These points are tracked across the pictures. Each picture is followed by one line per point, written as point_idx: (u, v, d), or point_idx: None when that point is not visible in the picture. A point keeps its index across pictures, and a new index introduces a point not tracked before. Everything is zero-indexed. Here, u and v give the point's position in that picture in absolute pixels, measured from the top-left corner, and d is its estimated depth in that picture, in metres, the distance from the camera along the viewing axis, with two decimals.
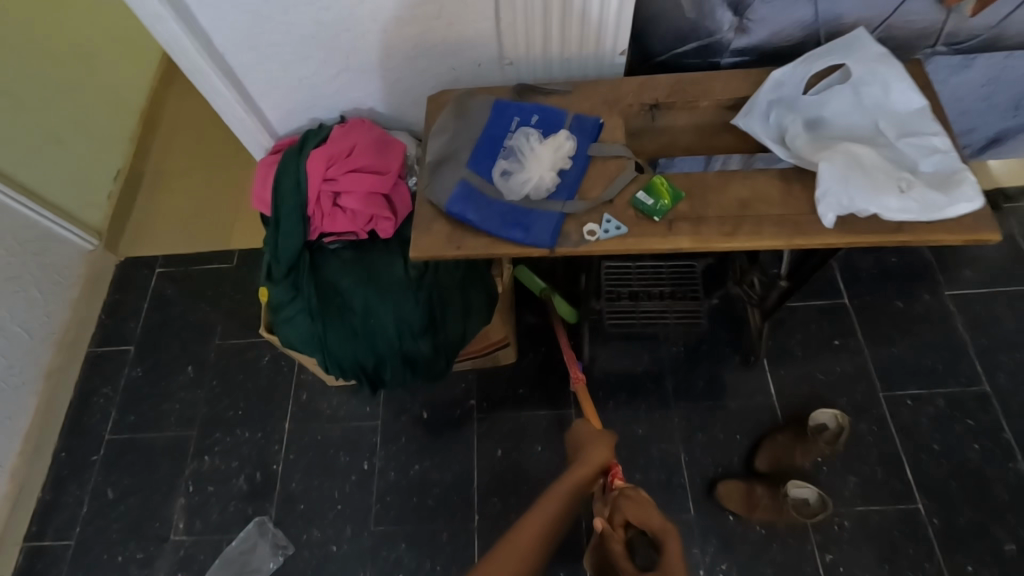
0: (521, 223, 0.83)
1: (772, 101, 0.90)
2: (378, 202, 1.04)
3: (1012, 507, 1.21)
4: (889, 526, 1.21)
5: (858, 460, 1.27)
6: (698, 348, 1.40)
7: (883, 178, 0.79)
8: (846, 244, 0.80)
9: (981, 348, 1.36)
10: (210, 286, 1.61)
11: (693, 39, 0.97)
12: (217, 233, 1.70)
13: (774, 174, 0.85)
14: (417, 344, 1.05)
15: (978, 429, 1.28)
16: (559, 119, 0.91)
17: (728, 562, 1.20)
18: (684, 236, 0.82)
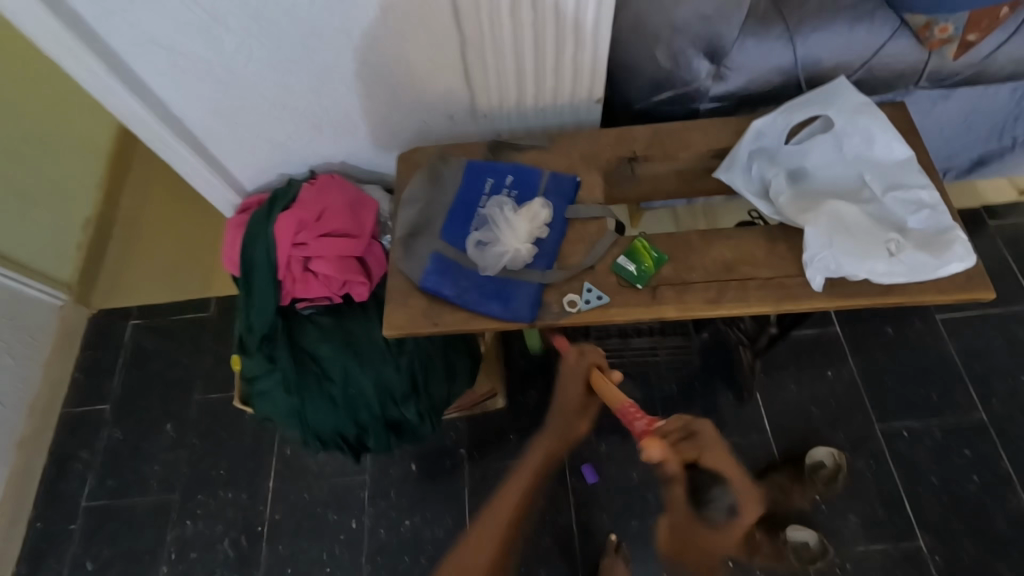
0: (499, 296, 0.80)
1: (753, 152, 0.87)
2: (351, 265, 1.00)
3: (1013, 541, 1.18)
4: (890, 564, 1.18)
5: (856, 496, 1.24)
6: (692, 385, 1.36)
7: (872, 239, 0.75)
8: (835, 307, 0.77)
9: (974, 374, 1.32)
10: (184, 338, 1.55)
11: (669, 88, 0.94)
12: (194, 278, 1.63)
13: (759, 232, 0.82)
14: (400, 410, 1.01)
15: (972, 459, 1.26)
16: (533, 179, 0.87)
17: None
18: (669, 305, 0.79)
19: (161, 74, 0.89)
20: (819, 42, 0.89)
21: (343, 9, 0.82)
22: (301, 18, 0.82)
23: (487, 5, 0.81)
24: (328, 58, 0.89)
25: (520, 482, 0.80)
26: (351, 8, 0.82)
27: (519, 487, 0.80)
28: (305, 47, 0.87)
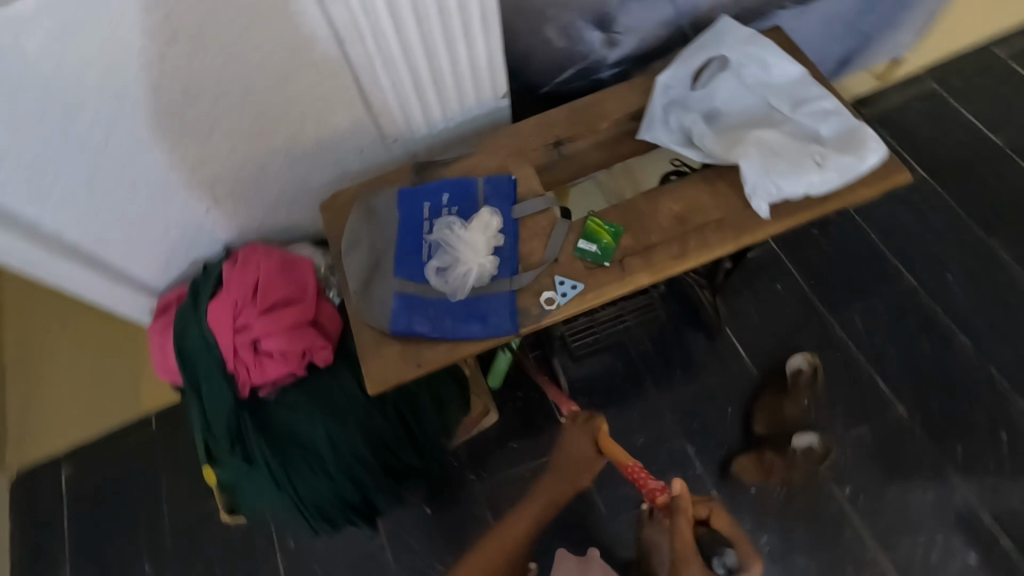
0: (476, 317, 0.77)
1: (666, 104, 0.89)
2: (305, 332, 0.92)
3: (970, 381, 1.32)
4: (882, 437, 1.29)
5: (836, 388, 1.34)
6: (666, 338, 1.40)
7: (799, 156, 0.80)
8: (786, 226, 0.81)
9: (895, 248, 1.46)
10: (121, 468, 1.32)
11: (571, 66, 0.95)
12: (117, 395, 1.37)
13: (698, 179, 0.84)
14: (402, 458, 0.97)
15: (917, 322, 1.39)
16: (470, 190, 0.85)
17: (764, 529, 1.24)
18: (641, 273, 0.79)
19: (28, 197, 0.76)
20: None
21: (220, 69, 0.75)
22: (175, 89, 0.75)
23: (372, 30, 0.77)
24: (217, 120, 0.81)
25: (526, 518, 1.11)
26: (228, 66, 0.75)
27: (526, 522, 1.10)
28: (186, 118, 0.79)
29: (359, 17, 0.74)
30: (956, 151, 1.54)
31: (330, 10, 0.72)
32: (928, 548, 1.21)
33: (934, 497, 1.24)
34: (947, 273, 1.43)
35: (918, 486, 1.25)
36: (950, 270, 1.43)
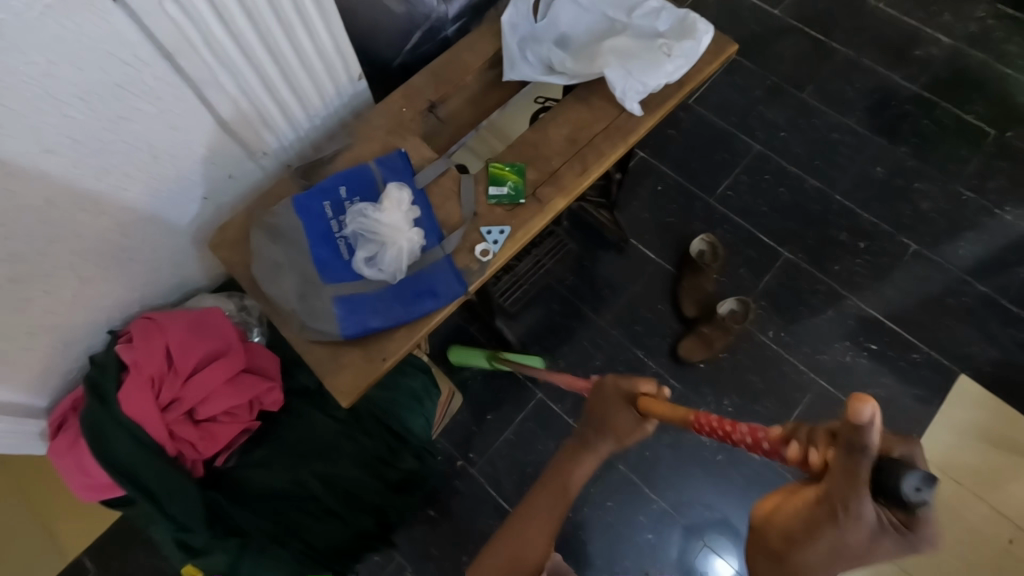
0: (423, 292, 0.76)
1: (520, 42, 0.92)
2: (245, 382, 0.84)
3: (826, 211, 1.57)
4: (782, 280, 1.49)
5: (734, 255, 1.52)
6: (584, 266, 1.49)
7: (650, 52, 0.88)
8: (659, 117, 0.89)
9: (736, 124, 1.67)
10: None
11: (416, 29, 0.92)
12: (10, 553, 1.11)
13: (573, 101, 0.89)
14: (399, 467, 0.93)
15: (773, 178, 1.61)
16: (366, 175, 0.82)
17: (723, 392, 1.39)
18: (556, 198, 0.83)
19: None
20: None
21: (34, 119, 0.63)
22: None
23: (203, 37, 0.70)
24: (51, 188, 0.70)
25: (543, 520, 0.79)
26: (42, 112, 0.64)
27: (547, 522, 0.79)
28: (13, 189, 0.67)
29: (184, 23, 0.67)
30: (753, 31, 1.78)
31: (148, 22, 0.64)
32: (844, 354, 1.42)
33: (833, 312, 1.46)
34: (780, 131, 1.66)
35: (819, 308, 1.46)
36: (782, 128, 1.66)
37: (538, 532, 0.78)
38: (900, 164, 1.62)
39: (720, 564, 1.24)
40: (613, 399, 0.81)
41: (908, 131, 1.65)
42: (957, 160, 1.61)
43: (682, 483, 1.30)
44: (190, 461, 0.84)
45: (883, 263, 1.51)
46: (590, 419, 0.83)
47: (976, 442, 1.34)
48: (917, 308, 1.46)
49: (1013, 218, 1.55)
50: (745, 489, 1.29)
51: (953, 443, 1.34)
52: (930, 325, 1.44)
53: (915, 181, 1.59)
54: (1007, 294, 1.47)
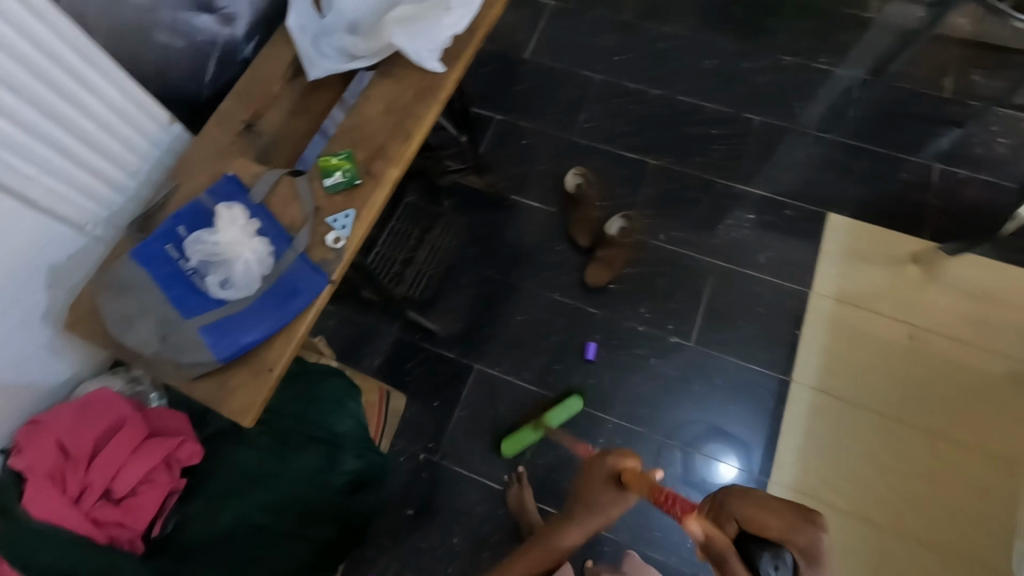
0: (289, 294, 0.77)
1: (313, 41, 0.95)
2: (156, 444, 0.84)
3: (676, 112, 1.68)
4: (657, 185, 1.59)
5: (609, 178, 1.61)
6: (478, 236, 1.55)
7: (430, 9, 0.91)
8: (463, 68, 0.94)
9: (573, 62, 1.76)
10: None
11: (208, 58, 0.94)
12: None
13: (380, 77, 0.93)
14: (341, 472, 0.94)
15: (621, 100, 1.71)
16: (200, 209, 0.82)
17: (639, 302, 1.47)
18: (389, 170, 0.86)
19: None
20: None
21: None
22: None
23: None
24: None
25: (570, 539, 0.99)
26: None
27: (573, 542, 0.99)
28: None
29: None
30: None
31: None
32: (730, 230, 1.53)
33: (712, 198, 1.57)
34: (614, 55, 1.76)
35: (697, 199, 1.57)
36: (615, 53, 1.76)
37: (548, 550, 1.00)
38: (724, 51, 1.75)
39: (724, 468, 1.32)
40: (600, 478, 0.99)
41: (723, 20, 1.79)
42: (771, 33, 1.76)
43: (627, 394, 1.39)
44: (126, 541, 0.82)
45: (738, 141, 1.63)
46: (584, 492, 1.00)
47: (862, 264, 1.48)
48: (776, 169, 1.59)
49: (829, 67, 1.71)
50: (689, 372, 1.40)
51: (844, 272, 1.47)
52: (791, 181, 1.58)
53: (742, 61, 1.73)
54: (845, 133, 1.63)
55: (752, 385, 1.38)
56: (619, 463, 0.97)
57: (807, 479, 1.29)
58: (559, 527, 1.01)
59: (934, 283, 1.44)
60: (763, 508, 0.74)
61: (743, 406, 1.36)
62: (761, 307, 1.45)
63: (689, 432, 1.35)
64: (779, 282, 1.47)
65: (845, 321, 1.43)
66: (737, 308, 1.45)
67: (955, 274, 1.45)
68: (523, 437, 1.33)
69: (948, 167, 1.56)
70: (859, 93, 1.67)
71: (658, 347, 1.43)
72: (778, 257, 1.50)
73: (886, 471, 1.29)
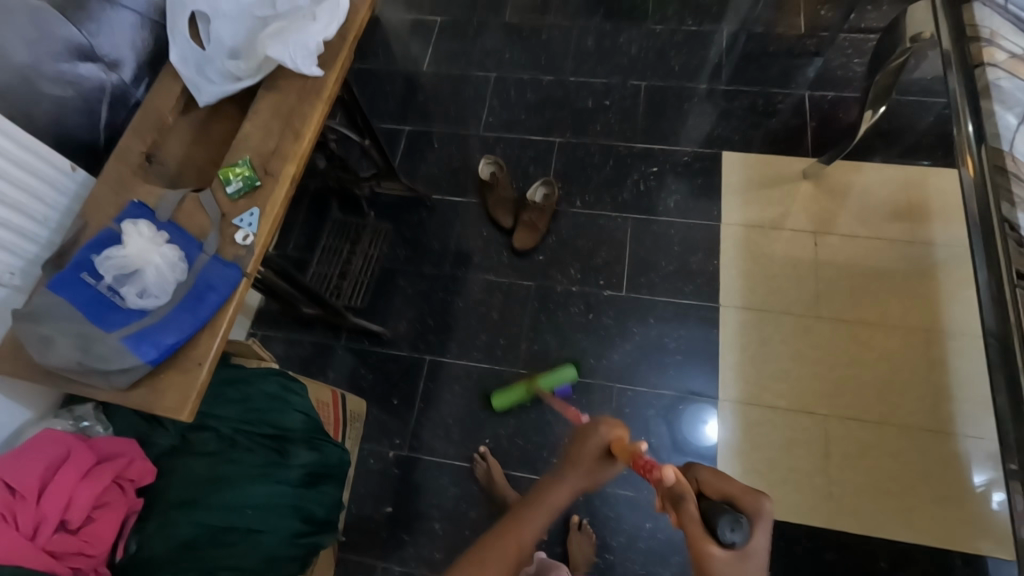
0: (205, 291, 0.82)
1: (198, 71, 1.01)
2: (103, 469, 0.86)
3: (569, 92, 1.81)
4: (564, 160, 1.70)
5: (518, 162, 1.71)
6: (407, 238, 1.62)
7: (299, 22, 1.01)
8: (341, 69, 1.03)
9: (467, 65, 1.88)
10: None
11: (100, 104, 0.99)
12: None
13: (265, 90, 1.00)
14: (296, 463, 0.96)
15: (517, 90, 1.82)
16: (110, 235, 0.87)
17: (568, 266, 1.55)
18: (285, 167, 0.93)
19: None
20: None
21: None
22: None
23: None
24: None
25: (535, 519, 0.72)
26: None
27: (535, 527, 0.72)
28: None
29: None
30: None
31: None
32: (638, 185, 1.64)
33: (615, 160, 1.69)
34: (504, 53, 1.89)
35: (603, 164, 1.68)
36: (503, 51, 1.89)
37: (523, 535, 0.71)
38: (601, 31, 1.90)
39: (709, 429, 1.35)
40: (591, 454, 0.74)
41: (595, 4, 1.95)
42: (640, 8, 1.93)
43: (572, 351, 1.46)
44: (91, 569, 0.82)
45: (630, 106, 1.77)
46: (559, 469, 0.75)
47: (760, 190, 1.61)
48: (668, 124, 1.73)
49: (696, 26, 1.88)
50: (625, 319, 1.48)
51: (745, 200, 1.60)
52: (683, 131, 1.71)
53: (619, 36, 1.88)
54: (722, 81, 1.78)
55: (683, 317, 1.47)
56: (610, 438, 0.74)
57: (749, 390, 1.38)
58: (532, 499, 0.75)
59: (824, 194, 1.58)
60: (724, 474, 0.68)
61: (680, 339, 1.45)
62: (679, 247, 1.55)
63: (636, 372, 1.43)
64: (690, 221, 1.58)
65: (756, 244, 1.54)
66: (657, 252, 1.55)
67: (839, 182, 1.59)
68: (514, 394, 1.36)
69: (816, 92, 1.73)
70: (727, 45, 1.83)
71: (593, 303, 1.51)
72: (685, 200, 1.61)
73: (817, 366, 1.39)
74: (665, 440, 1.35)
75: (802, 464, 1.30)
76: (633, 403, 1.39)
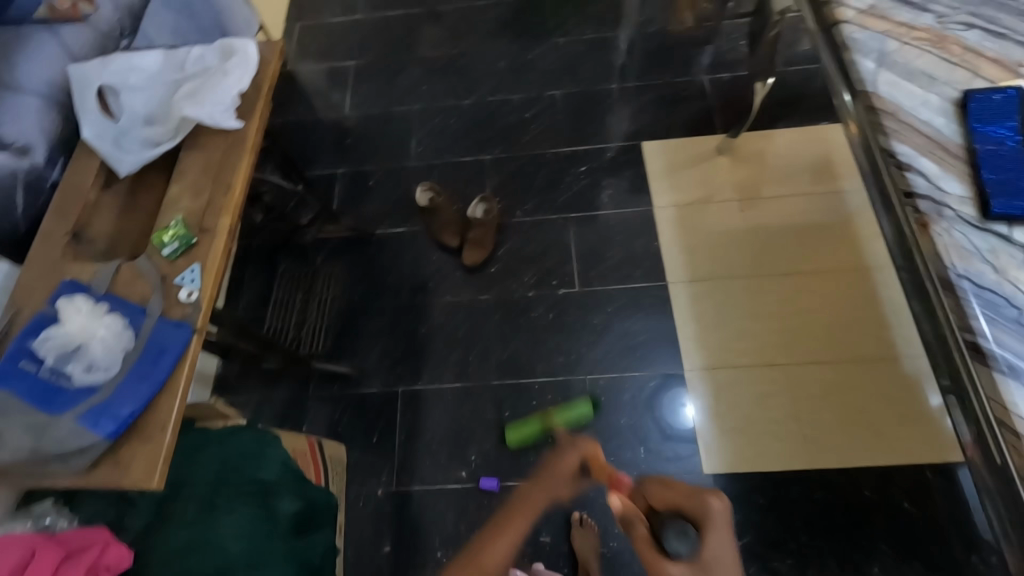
0: (158, 354, 0.81)
1: (114, 143, 1.00)
2: (76, 559, 0.80)
3: (491, 111, 1.88)
4: (498, 175, 1.76)
5: (454, 184, 1.76)
6: (357, 277, 1.62)
7: (210, 80, 1.03)
8: (261, 119, 1.06)
9: (389, 102, 1.93)
10: None
11: (15, 191, 0.95)
12: None
13: (187, 150, 1.01)
14: (281, 513, 0.94)
15: (441, 117, 1.88)
16: (44, 319, 0.84)
17: (521, 273, 1.59)
18: (220, 220, 0.93)
19: None
20: (30, 75, 0.98)
21: None
22: None
23: None
24: None
25: (512, 535, 0.83)
26: None
27: (509, 544, 0.82)
28: None
29: None
30: (351, 40, 2.08)
31: None
32: (572, 185, 1.72)
33: (547, 167, 1.76)
34: (422, 85, 1.96)
35: (536, 172, 1.75)
36: (422, 83, 1.96)
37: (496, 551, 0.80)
38: (510, 51, 2.00)
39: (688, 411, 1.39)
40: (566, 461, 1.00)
41: (500, 29, 2.05)
42: (542, 25, 2.04)
43: (540, 353, 1.49)
44: None
45: (550, 115, 1.86)
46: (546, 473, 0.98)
47: (683, 170, 1.71)
48: (588, 126, 1.82)
49: (597, 35, 2.00)
50: (584, 312, 1.53)
51: (672, 181, 1.70)
52: (603, 131, 1.81)
53: (528, 54, 1.98)
54: (629, 79, 1.90)
55: (637, 300, 1.54)
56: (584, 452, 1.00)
57: (710, 354, 1.45)
58: (512, 516, 0.86)
59: (740, 163, 1.70)
60: (676, 490, 0.77)
61: (639, 322, 1.51)
62: (621, 235, 1.63)
63: (605, 361, 1.47)
64: (627, 210, 1.67)
65: (690, 219, 1.63)
66: (602, 244, 1.62)
67: (751, 151, 1.72)
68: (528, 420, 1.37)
69: (715, 75, 1.87)
70: (627, 46, 1.97)
71: (551, 304, 1.55)
72: (618, 191, 1.70)
73: (767, 319, 1.48)
74: (655, 432, 1.37)
75: (776, 413, 1.37)
76: (607, 392, 1.43)
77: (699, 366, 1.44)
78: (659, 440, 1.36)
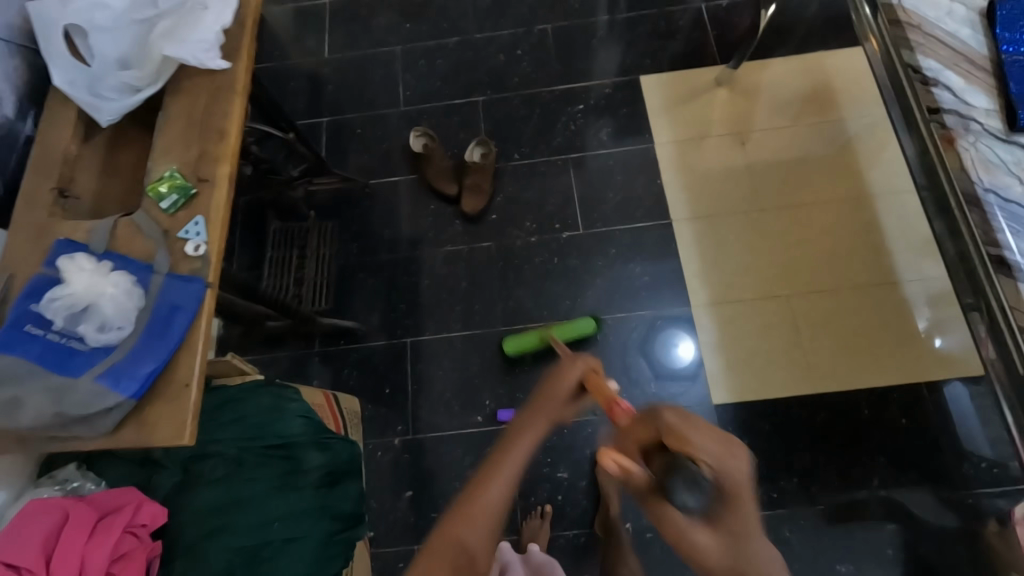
0: (171, 313, 0.78)
1: (91, 91, 0.92)
2: (109, 521, 0.80)
3: (479, 50, 1.79)
4: (491, 117, 1.70)
5: (446, 129, 1.69)
6: (353, 231, 1.58)
7: (189, 16, 0.94)
8: (249, 60, 0.98)
9: (369, 44, 1.82)
10: None
11: None
12: None
13: (172, 96, 0.94)
14: (309, 467, 0.94)
15: (426, 58, 1.79)
16: (44, 281, 0.79)
17: (521, 218, 1.57)
18: (218, 169, 0.88)
19: None
20: None
21: None
22: None
23: None
24: None
25: (500, 475, 0.65)
26: None
27: (501, 485, 0.65)
28: None
29: None
30: None
31: None
32: (568, 125, 1.67)
33: (540, 107, 1.70)
34: (403, 24, 1.84)
35: (530, 112, 1.69)
36: (402, 22, 1.84)
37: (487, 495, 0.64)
38: None
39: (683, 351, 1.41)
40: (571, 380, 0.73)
41: None
42: None
43: (546, 297, 1.49)
44: None
45: (540, 51, 1.77)
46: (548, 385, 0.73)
47: (681, 105, 1.67)
48: (581, 62, 1.75)
49: None
50: (588, 254, 1.52)
51: (670, 117, 1.66)
52: (597, 66, 1.74)
53: None
54: (621, 10, 1.82)
55: (640, 240, 1.53)
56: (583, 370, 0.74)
57: (716, 289, 1.46)
58: (522, 421, 0.71)
59: (738, 95, 1.67)
60: (706, 430, 0.58)
61: (642, 261, 1.51)
62: (620, 175, 1.60)
63: (611, 302, 1.47)
64: (625, 149, 1.63)
65: (689, 155, 1.61)
66: (602, 184, 1.59)
67: (749, 82, 1.68)
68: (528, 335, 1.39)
69: (710, 3, 1.80)
70: None
71: (554, 248, 1.53)
72: (615, 129, 1.66)
73: (769, 252, 1.49)
74: (647, 373, 1.40)
75: (780, 342, 1.41)
76: (613, 332, 1.44)
77: (705, 302, 1.45)
78: (659, 377, 1.40)
